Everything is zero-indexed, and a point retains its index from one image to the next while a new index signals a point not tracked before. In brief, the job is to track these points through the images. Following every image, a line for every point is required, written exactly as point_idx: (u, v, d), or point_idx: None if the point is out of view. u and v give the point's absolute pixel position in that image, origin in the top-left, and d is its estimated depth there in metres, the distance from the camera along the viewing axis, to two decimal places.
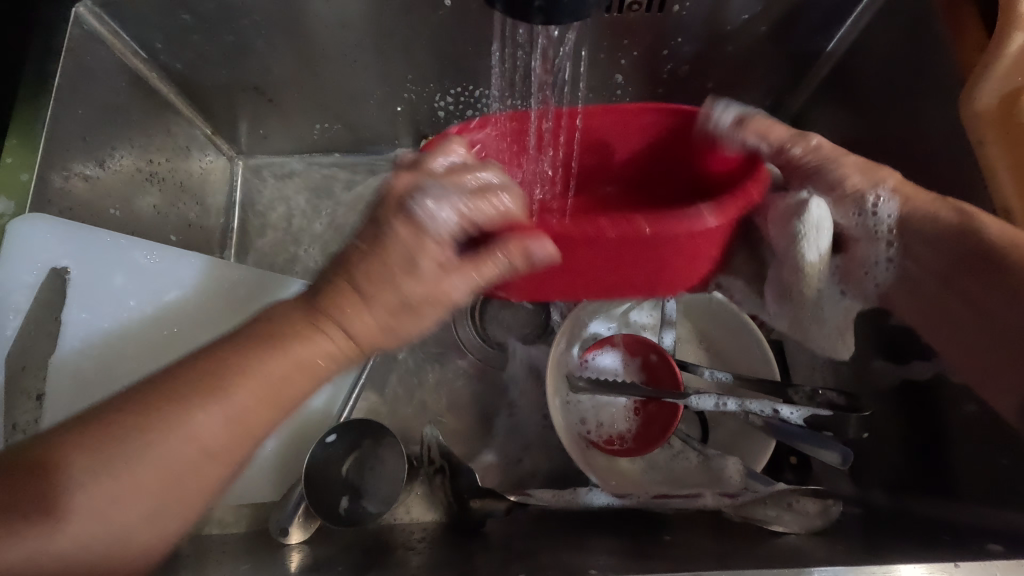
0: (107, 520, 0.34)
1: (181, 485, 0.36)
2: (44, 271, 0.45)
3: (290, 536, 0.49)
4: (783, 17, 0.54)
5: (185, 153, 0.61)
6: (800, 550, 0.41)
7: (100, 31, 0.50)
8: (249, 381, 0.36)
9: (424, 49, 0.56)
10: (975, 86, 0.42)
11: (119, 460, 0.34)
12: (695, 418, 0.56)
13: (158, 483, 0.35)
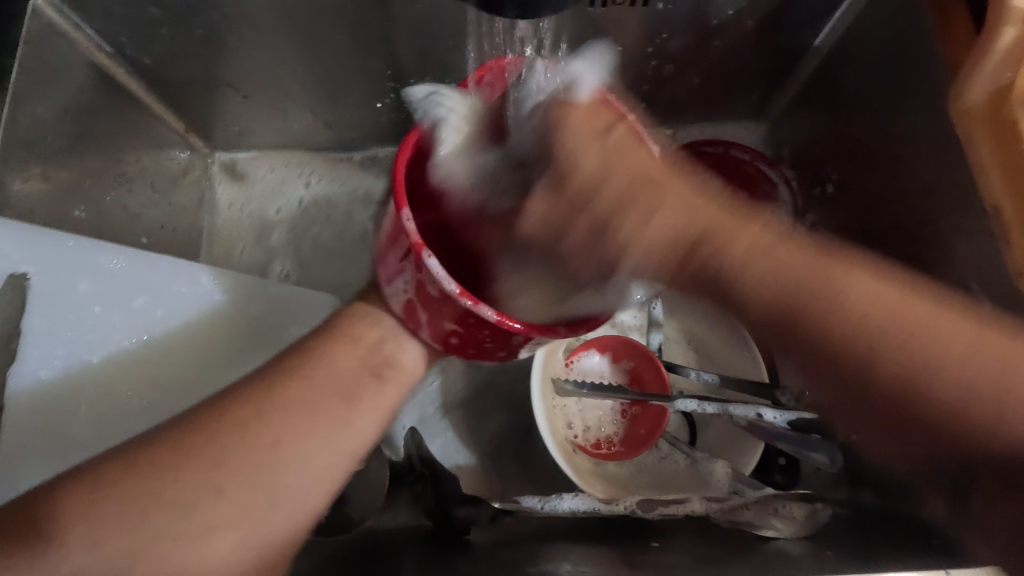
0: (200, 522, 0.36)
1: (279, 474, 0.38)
2: (3, 276, 0.43)
3: None
4: (771, 11, 0.53)
5: (157, 152, 0.59)
6: (788, 555, 0.40)
7: (63, 26, 0.48)
8: (304, 382, 0.40)
9: (403, 43, 0.55)
10: (965, 83, 0.41)
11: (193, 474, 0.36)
12: (682, 419, 0.54)
13: (233, 484, 0.37)
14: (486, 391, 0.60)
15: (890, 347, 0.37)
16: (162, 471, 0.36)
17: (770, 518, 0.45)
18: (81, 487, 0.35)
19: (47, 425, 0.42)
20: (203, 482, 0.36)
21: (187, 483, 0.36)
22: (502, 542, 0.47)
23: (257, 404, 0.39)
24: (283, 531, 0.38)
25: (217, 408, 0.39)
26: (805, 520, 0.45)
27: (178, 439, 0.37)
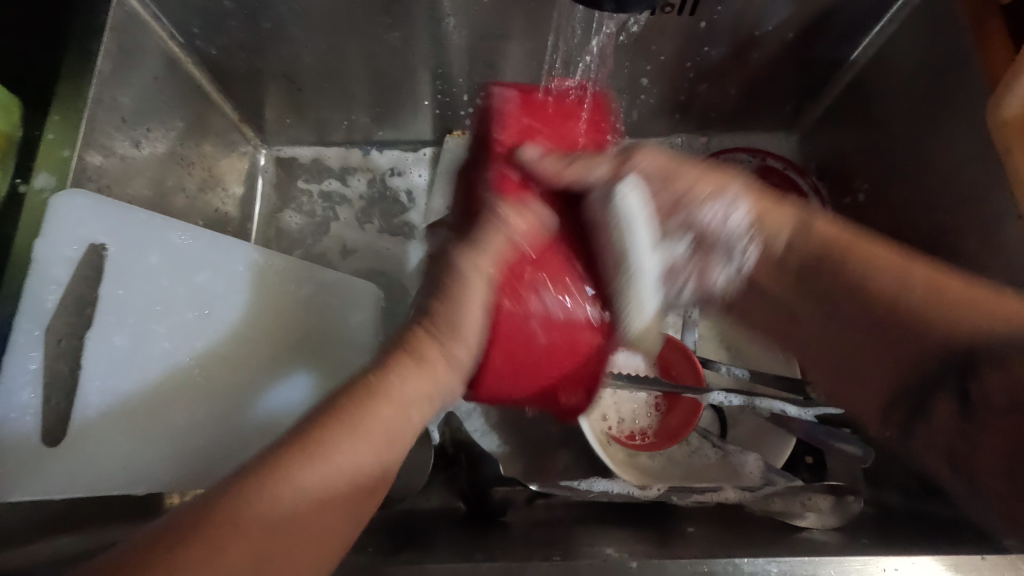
0: None
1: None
2: (84, 246, 0.45)
3: None
4: (810, 26, 0.55)
5: (214, 141, 0.61)
6: (818, 542, 0.41)
7: (141, 14, 0.50)
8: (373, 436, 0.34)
9: (456, 43, 0.57)
10: (1004, 95, 0.42)
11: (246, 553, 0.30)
12: (714, 413, 0.57)
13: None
14: None
15: (961, 334, 0.35)
16: (295, 461, 0.32)
17: (799, 515, 0.45)
18: (224, 509, 0.30)
19: (117, 390, 0.44)
20: (322, 465, 0.32)
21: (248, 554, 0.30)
22: (536, 521, 0.49)
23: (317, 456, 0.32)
24: None
25: (356, 418, 0.34)
26: (833, 522, 0.44)
27: (326, 439, 0.33)
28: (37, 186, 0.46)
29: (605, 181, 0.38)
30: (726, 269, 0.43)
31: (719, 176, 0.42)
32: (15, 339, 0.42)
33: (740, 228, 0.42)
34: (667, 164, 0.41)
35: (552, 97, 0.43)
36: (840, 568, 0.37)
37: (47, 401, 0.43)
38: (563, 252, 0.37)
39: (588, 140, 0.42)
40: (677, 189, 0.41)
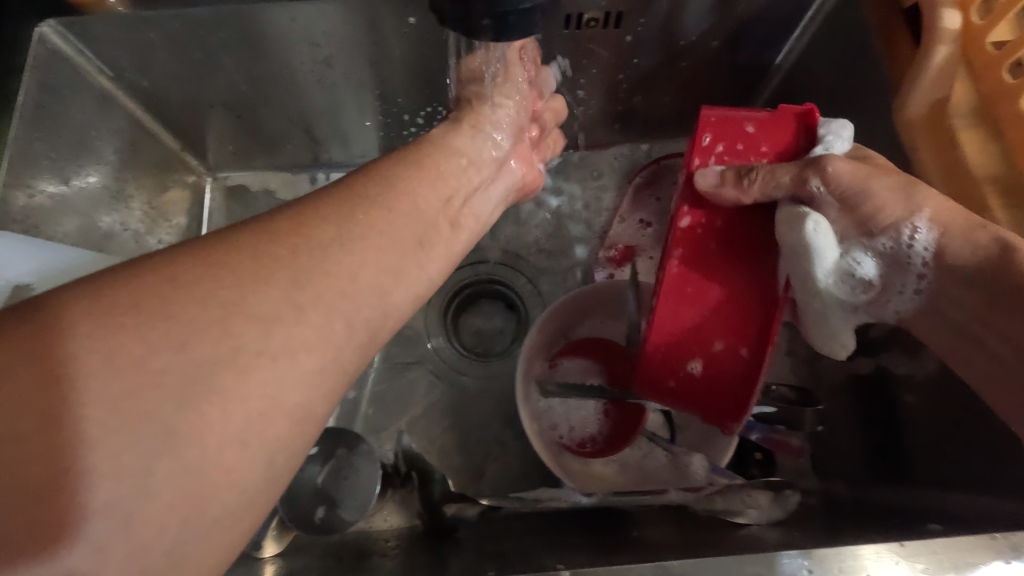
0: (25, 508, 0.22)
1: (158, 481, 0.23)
2: (3, 289, 0.43)
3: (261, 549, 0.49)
4: (732, 34, 0.57)
5: (155, 170, 0.62)
6: (755, 537, 0.42)
7: (66, 51, 0.50)
8: (267, 294, 0.27)
9: (391, 64, 0.58)
10: (909, 94, 0.46)
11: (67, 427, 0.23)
12: (662, 417, 0.58)
13: (126, 480, 0.23)
14: (469, 395, 0.63)
15: None
16: (132, 383, 0.24)
17: (739, 510, 0.46)
18: (65, 347, 0.23)
19: None
20: (319, 253, 0.29)
21: (76, 422, 0.23)
22: (487, 535, 0.49)
23: (173, 291, 0.25)
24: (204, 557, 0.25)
25: (302, 220, 0.30)
26: (769, 520, 0.45)
27: (262, 232, 0.29)
28: None
29: (789, 196, 0.41)
30: (902, 293, 0.42)
31: (902, 181, 0.41)
32: None
33: (924, 255, 0.40)
34: (857, 174, 0.41)
35: (750, 116, 0.44)
36: (771, 563, 0.37)
37: None
38: (726, 250, 0.43)
39: (770, 150, 0.44)
40: (863, 207, 0.41)
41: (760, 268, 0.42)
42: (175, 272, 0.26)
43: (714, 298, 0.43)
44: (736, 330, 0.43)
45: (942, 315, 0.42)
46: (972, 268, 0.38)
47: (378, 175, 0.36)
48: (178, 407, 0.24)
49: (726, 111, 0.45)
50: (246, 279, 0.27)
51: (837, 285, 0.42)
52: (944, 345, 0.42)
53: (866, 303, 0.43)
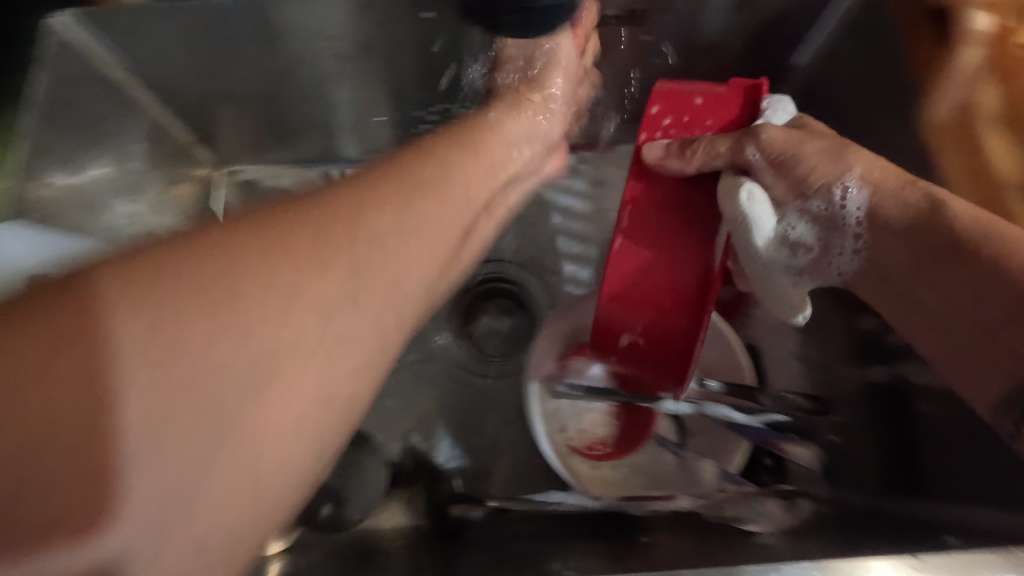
0: (173, 397, 0.23)
1: (266, 412, 0.25)
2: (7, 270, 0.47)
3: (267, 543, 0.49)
4: (753, 34, 0.56)
5: (168, 161, 0.61)
6: (768, 545, 0.41)
7: (80, 40, 0.50)
8: (390, 241, 0.29)
9: (406, 58, 0.57)
10: (934, 99, 0.47)
11: (224, 306, 0.24)
12: (672, 419, 0.56)
13: (224, 370, 0.24)
14: (478, 394, 0.63)
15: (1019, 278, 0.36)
16: (182, 371, 0.23)
17: (749, 518, 0.45)
18: (117, 288, 0.23)
19: None
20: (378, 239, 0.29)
21: (202, 313, 0.24)
22: (496, 537, 0.48)
23: (312, 217, 0.27)
24: (252, 516, 0.25)
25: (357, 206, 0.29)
26: (779, 527, 0.44)
27: (345, 189, 0.29)
28: None
29: (728, 163, 0.44)
30: (841, 254, 0.45)
31: (831, 143, 0.45)
32: None
33: (857, 214, 0.43)
34: (790, 140, 0.44)
35: (699, 90, 0.47)
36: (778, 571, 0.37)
37: None
38: (688, 213, 0.44)
39: (715, 123, 0.46)
40: (795, 171, 0.44)
41: (708, 229, 0.44)
42: (281, 213, 0.27)
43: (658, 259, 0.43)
44: (666, 300, 0.44)
45: (891, 292, 0.44)
46: (937, 244, 0.40)
47: (474, 149, 0.39)
48: (217, 401, 0.24)
49: (675, 85, 0.48)
50: (367, 221, 0.29)
51: (774, 249, 0.44)
52: (931, 332, 0.41)
53: (809, 265, 0.45)
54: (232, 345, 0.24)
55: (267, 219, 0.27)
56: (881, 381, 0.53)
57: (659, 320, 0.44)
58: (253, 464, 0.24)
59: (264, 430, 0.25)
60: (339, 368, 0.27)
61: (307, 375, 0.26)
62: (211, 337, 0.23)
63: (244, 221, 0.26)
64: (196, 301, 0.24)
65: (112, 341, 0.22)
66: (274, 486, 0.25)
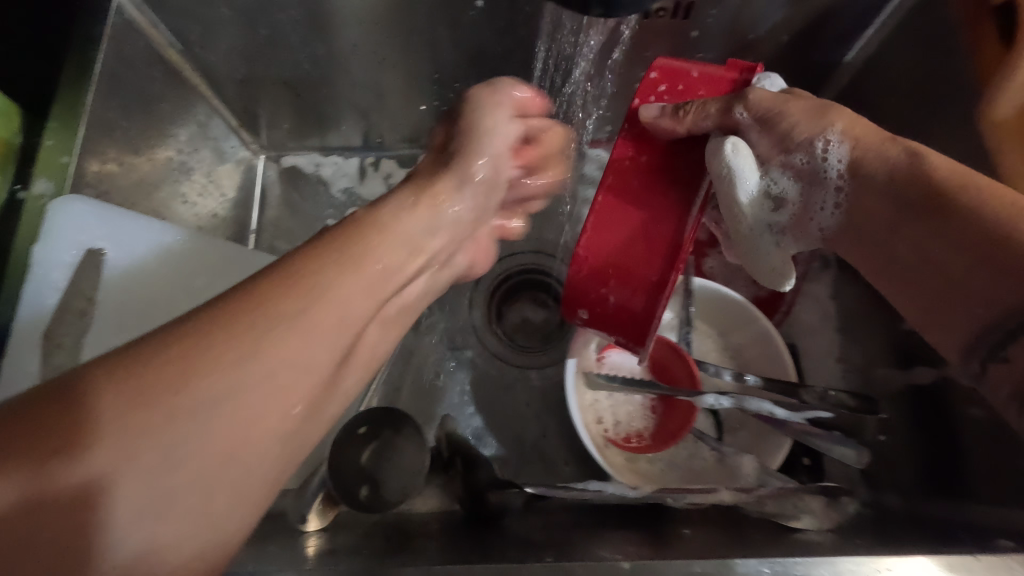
0: (152, 491, 0.27)
1: (234, 457, 0.29)
2: (82, 252, 0.47)
3: (309, 523, 0.49)
4: (803, 28, 0.55)
5: (213, 145, 0.63)
6: (812, 541, 0.41)
7: (139, 22, 0.51)
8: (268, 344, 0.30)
9: (452, 48, 0.57)
10: (996, 96, 0.44)
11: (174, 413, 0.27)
12: (711, 417, 0.57)
13: (190, 473, 0.28)
14: (511, 382, 0.63)
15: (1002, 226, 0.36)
16: (185, 423, 0.28)
17: (792, 515, 0.45)
18: (107, 403, 0.27)
19: None
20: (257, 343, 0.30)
21: (184, 404, 0.28)
22: (533, 522, 0.49)
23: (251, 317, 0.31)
24: (239, 513, 0.30)
25: (227, 324, 0.30)
26: (823, 526, 0.43)
27: (283, 273, 0.34)
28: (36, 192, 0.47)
29: (721, 125, 0.43)
30: (822, 210, 0.45)
31: (815, 104, 0.45)
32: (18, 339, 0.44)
33: (839, 168, 0.44)
34: (777, 99, 0.44)
35: (696, 65, 0.47)
36: (834, 569, 0.36)
37: None
38: (676, 172, 0.43)
39: (708, 95, 0.46)
40: (780, 127, 0.44)
41: (687, 197, 0.42)
42: (235, 312, 0.31)
43: (632, 215, 0.42)
44: (640, 275, 0.42)
45: (872, 249, 0.44)
46: (907, 195, 0.40)
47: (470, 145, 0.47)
48: (242, 442, 0.29)
49: (675, 60, 0.47)
50: (251, 338, 0.30)
51: (756, 206, 0.44)
52: (902, 276, 0.42)
53: (790, 223, 0.45)
54: (213, 431, 0.28)
55: (242, 319, 0.30)
56: (925, 383, 0.51)
57: (635, 281, 0.43)
58: (212, 523, 0.29)
59: (254, 473, 0.30)
60: (268, 424, 0.30)
61: (264, 458, 0.30)
62: (194, 409, 0.28)
63: (192, 323, 0.30)
64: (169, 363, 0.28)
65: (81, 470, 0.26)
66: (233, 510, 0.29)
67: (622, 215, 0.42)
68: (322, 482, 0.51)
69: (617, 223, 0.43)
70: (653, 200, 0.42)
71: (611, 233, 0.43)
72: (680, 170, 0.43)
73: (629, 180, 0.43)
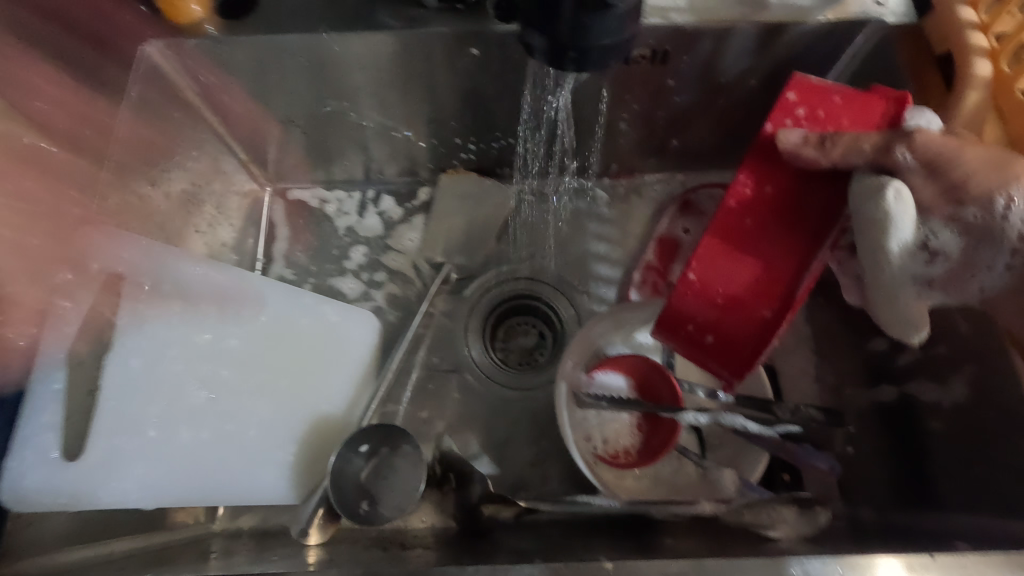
0: None
1: None
2: (106, 278, 0.51)
3: (309, 536, 0.52)
4: (772, 72, 0.59)
5: (226, 180, 0.67)
6: (787, 547, 0.44)
7: (164, 69, 0.56)
8: None
9: (447, 91, 0.62)
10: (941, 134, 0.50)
11: None
12: (694, 435, 0.60)
13: None
14: (505, 402, 0.66)
15: None
16: None
17: (768, 524, 0.48)
18: None
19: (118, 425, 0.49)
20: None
21: None
22: (526, 531, 0.51)
23: None
24: None
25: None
26: (792, 536, 0.46)
27: None
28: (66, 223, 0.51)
29: (870, 163, 0.41)
30: (989, 269, 0.40)
31: (995, 153, 0.40)
32: (48, 359, 0.49)
33: (1021, 228, 0.38)
34: (947, 144, 0.40)
35: (839, 89, 0.46)
36: (803, 567, 0.40)
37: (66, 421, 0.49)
38: (802, 211, 0.45)
39: (853, 123, 0.45)
40: (948, 177, 0.39)
41: (821, 238, 0.44)
42: None
43: (752, 248, 0.45)
44: (752, 307, 0.46)
45: None
46: None
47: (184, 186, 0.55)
48: None
49: (816, 79, 0.46)
50: None
51: (905, 258, 0.40)
52: None
53: (945, 277, 0.40)
54: None
55: None
56: (891, 400, 0.55)
57: (728, 317, 0.47)
58: None
59: None
60: None
61: None
62: None
63: None
64: None
65: None
66: None
67: (774, 246, 0.45)
68: (323, 491, 0.53)
69: (757, 254, 0.45)
70: (823, 236, 0.44)
71: (771, 263, 0.45)
72: (814, 197, 0.44)
73: (821, 210, 0.44)
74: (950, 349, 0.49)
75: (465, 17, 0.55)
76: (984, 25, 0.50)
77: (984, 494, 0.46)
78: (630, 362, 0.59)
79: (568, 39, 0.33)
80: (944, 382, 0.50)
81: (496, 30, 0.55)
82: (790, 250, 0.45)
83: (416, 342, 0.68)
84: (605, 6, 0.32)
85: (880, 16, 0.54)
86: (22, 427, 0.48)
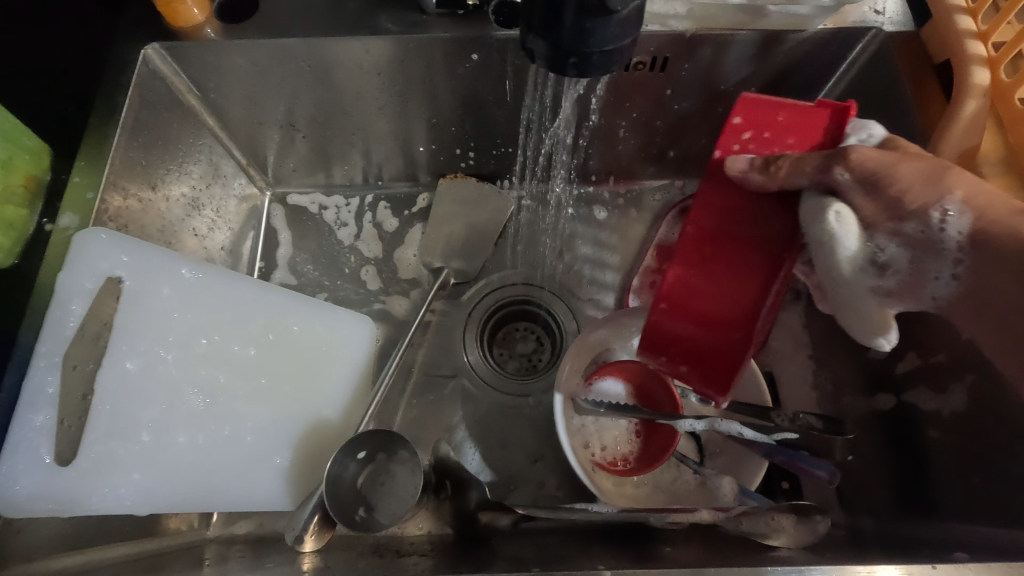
0: None
1: None
2: (100, 280, 0.50)
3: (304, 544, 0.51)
4: (772, 79, 0.60)
5: (226, 184, 0.67)
6: (788, 557, 0.44)
7: (163, 71, 0.56)
8: None
9: (447, 96, 0.62)
10: (939, 144, 0.49)
11: None
12: (693, 441, 0.60)
13: None
14: (502, 409, 0.65)
15: None
16: None
17: (768, 533, 0.47)
18: None
19: (115, 428, 0.48)
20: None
21: None
22: (526, 539, 0.51)
23: None
24: None
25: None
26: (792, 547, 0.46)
27: None
28: (62, 225, 0.52)
29: (815, 184, 0.41)
30: (938, 280, 0.40)
31: (929, 166, 0.40)
32: (40, 361, 0.47)
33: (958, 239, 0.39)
34: (883, 159, 0.40)
35: (783, 104, 0.45)
36: None
37: (60, 422, 0.47)
38: (762, 228, 0.44)
39: (798, 143, 0.45)
40: (889, 193, 0.39)
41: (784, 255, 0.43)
42: None
43: (715, 268, 0.45)
44: (721, 327, 0.45)
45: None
46: None
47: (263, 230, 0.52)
48: None
49: (764, 96, 0.45)
50: None
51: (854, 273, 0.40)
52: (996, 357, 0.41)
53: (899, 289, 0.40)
54: None
55: None
56: (889, 408, 0.55)
57: (700, 337, 0.47)
58: None
59: None
60: None
61: None
62: None
63: None
64: None
65: None
66: None
67: (735, 265, 0.44)
68: (319, 497, 0.52)
69: (721, 274, 0.45)
70: (785, 253, 0.43)
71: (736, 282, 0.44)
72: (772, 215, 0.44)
73: (782, 228, 0.44)
74: (949, 358, 0.49)
75: (465, 23, 0.56)
76: (982, 34, 0.50)
77: (984, 502, 0.46)
78: (625, 368, 0.59)
79: (570, 45, 0.33)
80: (942, 390, 0.50)
81: (497, 36, 0.55)
82: (752, 268, 0.44)
83: (414, 348, 0.67)
84: (607, 12, 0.31)
85: (878, 25, 0.55)
86: (15, 429, 0.46)
